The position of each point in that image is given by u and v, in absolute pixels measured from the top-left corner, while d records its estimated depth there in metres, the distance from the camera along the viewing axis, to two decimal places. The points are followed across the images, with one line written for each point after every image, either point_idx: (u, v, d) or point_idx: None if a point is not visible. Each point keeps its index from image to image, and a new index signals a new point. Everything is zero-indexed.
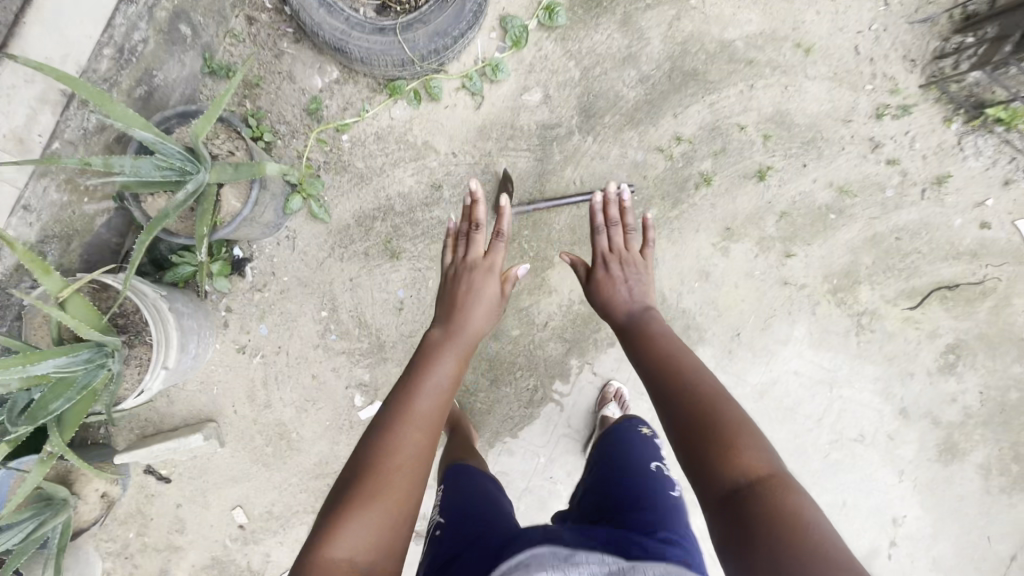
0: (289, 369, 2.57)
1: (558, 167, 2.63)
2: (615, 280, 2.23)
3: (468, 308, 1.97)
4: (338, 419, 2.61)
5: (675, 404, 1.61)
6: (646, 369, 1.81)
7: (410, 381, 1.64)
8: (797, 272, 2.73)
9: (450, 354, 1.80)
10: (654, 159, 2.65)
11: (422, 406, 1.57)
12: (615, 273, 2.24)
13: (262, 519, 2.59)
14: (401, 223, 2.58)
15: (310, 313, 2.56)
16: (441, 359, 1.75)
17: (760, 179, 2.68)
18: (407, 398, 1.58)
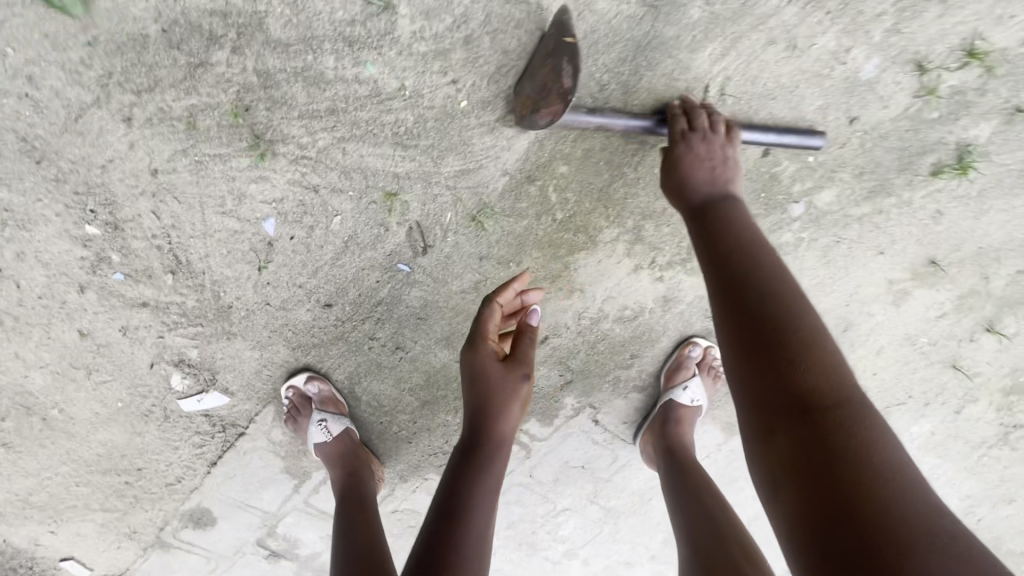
0: (30, 314, 1.29)
1: (689, 41, 1.10)
2: (699, 155, 1.06)
3: (494, 395, 1.11)
4: (139, 403, 1.47)
5: (753, 331, 0.86)
6: (716, 242, 0.97)
7: None
8: (980, 357, 1.58)
9: (489, 462, 1.09)
10: (893, 86, 1.16)
11: None
12: (697, 168, 1.05)
13: (14, 505, 1.61)
14: (283, 70, 1.06)
15: (62, 222, 1.17)
16: (474, 477, 1.06)
17: None
18: None
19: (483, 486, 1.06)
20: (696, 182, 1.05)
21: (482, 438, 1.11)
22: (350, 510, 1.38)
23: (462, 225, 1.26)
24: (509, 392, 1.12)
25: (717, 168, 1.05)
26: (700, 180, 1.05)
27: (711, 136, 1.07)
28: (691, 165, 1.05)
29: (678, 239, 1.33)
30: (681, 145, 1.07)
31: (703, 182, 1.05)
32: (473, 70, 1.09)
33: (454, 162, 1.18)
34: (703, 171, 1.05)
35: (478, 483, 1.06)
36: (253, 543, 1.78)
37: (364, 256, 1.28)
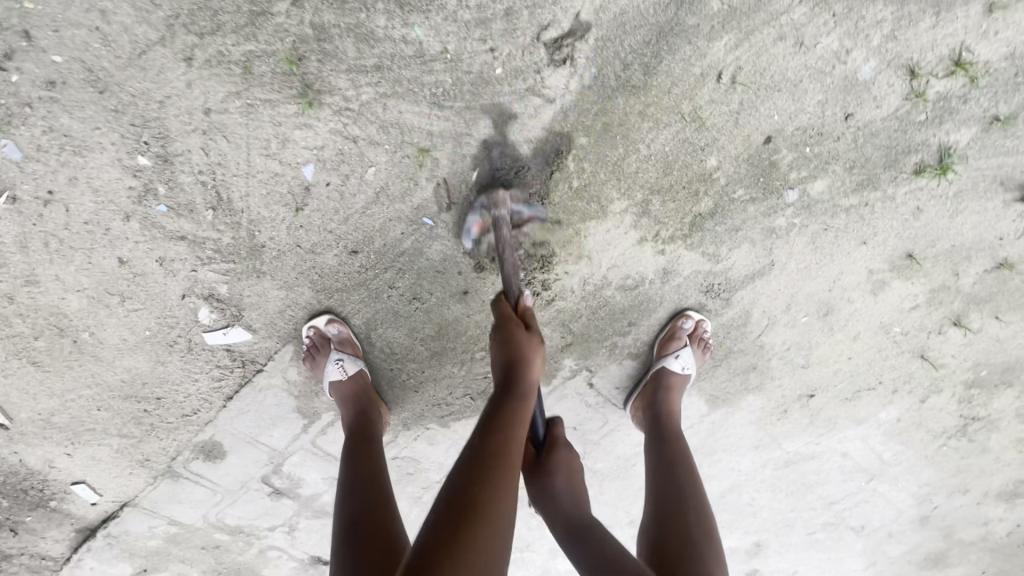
0: (75, 239, 1.38)
1: (707, 30, 1.20)
2: (558, 488, 1.30)
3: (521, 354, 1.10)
4: (166, 334, 1.56)
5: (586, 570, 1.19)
6: (576, 534, 1.26)
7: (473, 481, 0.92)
8: (946, 349, 1.72)
9: (504, 467, 0.96)
10: (886, 88, 1.28)
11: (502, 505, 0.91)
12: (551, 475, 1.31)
13: (35, 425, 1.70)
14: (336, 25, 1.15)
15: (116, 151, 1.26)
16: (478, 488, 0.92)
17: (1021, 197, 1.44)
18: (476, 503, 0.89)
19: (491, 492, 0.91)
20: (559, 486, 1.31)
21: (492, 434, 1.00)
22: (356, 448, 1.47)
23: (485, 186, 1.36)
24: (527, 360, 1.10)
25: (570, 465, 1.33)
26: (562, 487, 1.31)
27: (559, 446, 1.35)
28: (555, 474, 1.31)
29: (682, 216, 1.44)
30: (544, 456, 1.34)
31: (563, 489, 1.31)
32: (510, 40, 1.18)
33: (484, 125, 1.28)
34: (562, 480, 1.31)
35: (485, 474, 0.94)
36: (258, 480, 1.89)
37: (393, 208, 1.38)
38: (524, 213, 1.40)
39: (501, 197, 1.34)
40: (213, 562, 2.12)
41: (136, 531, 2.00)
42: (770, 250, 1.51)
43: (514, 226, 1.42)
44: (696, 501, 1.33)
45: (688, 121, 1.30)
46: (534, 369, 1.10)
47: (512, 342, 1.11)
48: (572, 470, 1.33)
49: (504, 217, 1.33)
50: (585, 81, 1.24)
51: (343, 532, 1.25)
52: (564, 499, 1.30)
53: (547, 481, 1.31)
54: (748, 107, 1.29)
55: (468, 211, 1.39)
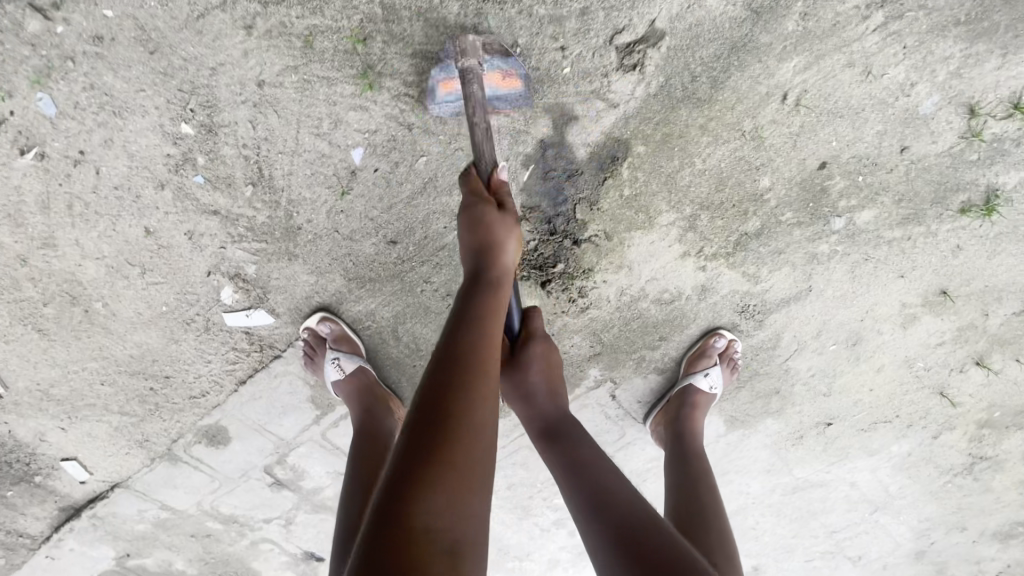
0: (101, 204, 1.31)
1: (779, 50, 1.19)
2: (531, 381, 1.24)
3: (495, 233, 1.01)
4: (184, 310, 1.50)
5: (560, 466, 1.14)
6: (544, 434, 1.22)
7: (457, 374, 0.85)
8: (965, 388, 1.74)
9: (482, 355, 0.89)
10: (945, 124, 1.29)
11: (489, 414, 0.85)
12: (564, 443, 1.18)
13: (30, 396, 1.61)
14: (407, 6, 1.11)
15: (158, 116, 1.20)
16: (457, 377, 0.84)
17: None
18: (461, 400, 0.82)
19: (473, 385, 0.84)
20: (566, 457, 1.16)
21: (470, 328, 0.92)
22: (365, 449, 1.43)
23: (536, 185, 1.33)
24: (501, 244, 1.02)
25: (576, 437, 1.19)
26: (568, 455, 1.16)
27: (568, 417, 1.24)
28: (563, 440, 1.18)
29: (728, 234, 1.43)
30: (552, 427, 1.21)
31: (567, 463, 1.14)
32: (582, 40, 1.16)
33: (543, 125, 1.26)
34: (569, 453, 1.16)
35: (470, 368, 0.86)
36: (260, 469, 1.82)
37: (439, 200, 1.34)
38: (501, 70, 1.17)
39: (497, 157, 1.26)
40: (202, 551, 2.04)
41: (124, 514, 1.91)
42: (808, 276, 1.51)
43: (490, 95, 1.19)
44: (716, 518, 1.31)
45: (748, 139, 1.29)
46: (510, 253, 1.03)
47: (485, 224, 1.00)
48: (580, 444, 1.20)
49: (502, 176, 1.25)
50: (652, 89, 1.22)
51: (342, 544, 1.22)
52: (541, 396, 1.25)
53: (523, 377, 1.24)
54: (808, 131, 1.29)
55: (435, 65, 1.18)
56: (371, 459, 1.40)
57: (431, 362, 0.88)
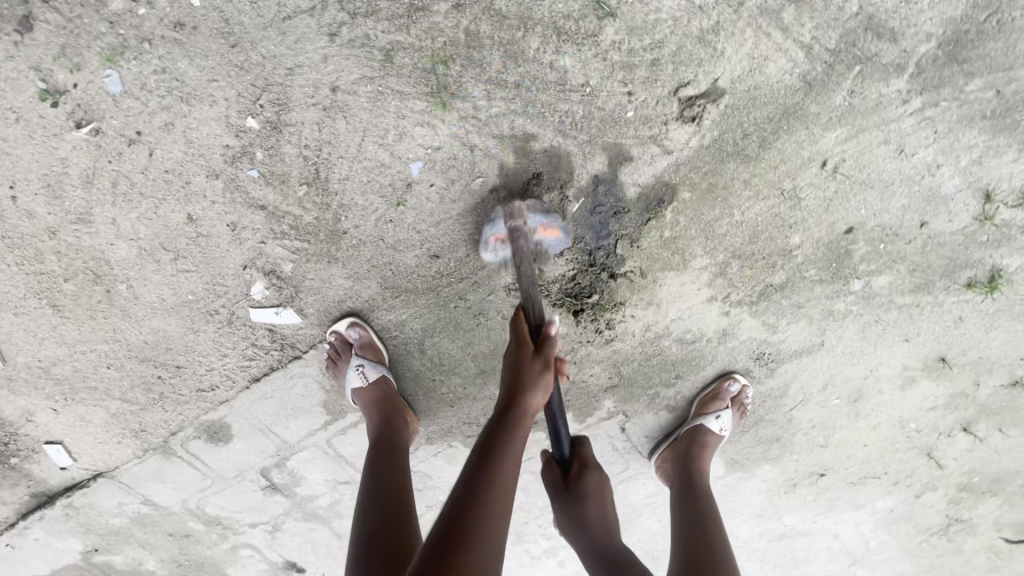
0: (147, 185, 1.29)
1: (825, 121, 1.28)
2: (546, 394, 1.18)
3: (523, 385, 1.11)
4: (210, 301, 1.47)
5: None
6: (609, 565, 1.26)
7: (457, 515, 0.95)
8: (950, 452, 1.83)
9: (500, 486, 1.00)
10: (962, 206, 1.39)
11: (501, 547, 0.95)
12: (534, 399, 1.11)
13: (28, 372, 1.54)
14: (490, 35, 1.16)
15: (226, 107, 1.20)
16: (471, 511, 0.96)
17: None
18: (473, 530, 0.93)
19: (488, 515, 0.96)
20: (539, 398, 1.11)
21: (501, 455, 1.04)
22: (382, 458, 1.41)
23: (583, 217, 1.38)
24: (535, 387, 1.11)
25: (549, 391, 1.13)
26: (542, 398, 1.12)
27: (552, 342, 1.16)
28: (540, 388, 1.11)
29: (755, 284, 1.50)
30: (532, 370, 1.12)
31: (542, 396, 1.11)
32: (649, 88, 1.22)
33: (600, 161, 1.31)
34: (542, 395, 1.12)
35: (483, 501, 0.97)
36: (257, 471, 1.77)
37: (487, 221, 1.37)
38: (545, 223, 1.37)
39: (517, 207, 1.33)
40: (177, 551, 1.95)
41: (103, 505, 1.82)
42: (823, 331, 1.58)
43: (539, 243, 1.39)
44: (725, 553, 1.32)
45: (786, 198, 1.37)
46: (541, 398, 1.11)
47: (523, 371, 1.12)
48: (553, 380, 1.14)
49: (521, 227, 1.33)
50: (706, 141, 1.29)
51: (358, 550, 1.20)
52: (597, 522, 1.29)
53: (579, 510, 1.28)
54: (840, 197, 1.38)
55: (485, 223, 1.37)
56: (386, 468, 1.37)
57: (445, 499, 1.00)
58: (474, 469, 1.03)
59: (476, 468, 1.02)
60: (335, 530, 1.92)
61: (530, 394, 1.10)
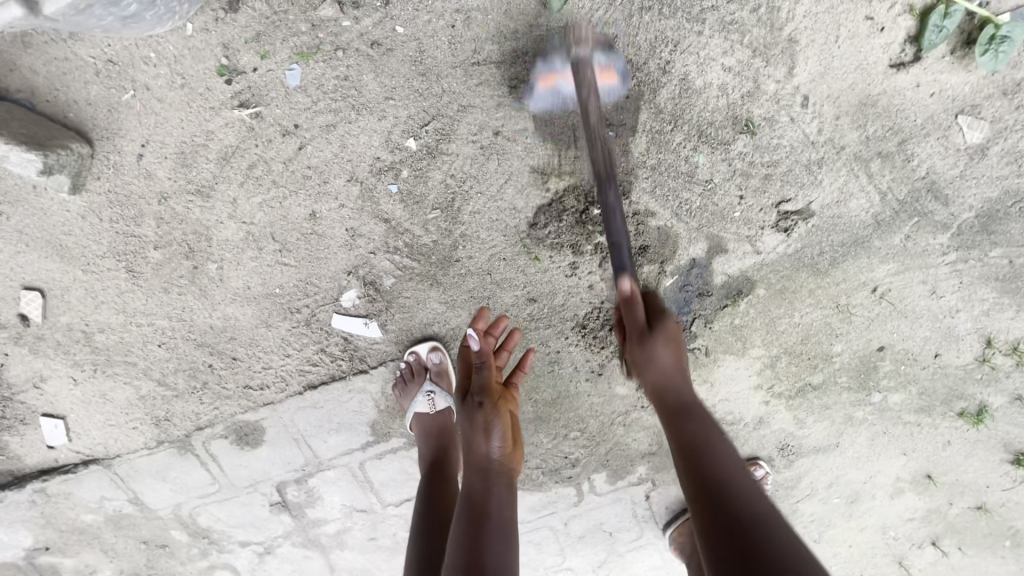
0: (283, 176, 1.31)
1: (885, 254, 1.52)
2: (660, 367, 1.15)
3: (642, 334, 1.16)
4: (296, 299, 1.44)
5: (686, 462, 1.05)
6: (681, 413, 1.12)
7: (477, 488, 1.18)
8: (918, 562, 2.02)
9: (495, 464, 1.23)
10: (968, 346, 1.66)
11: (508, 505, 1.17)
12: (642, 373, 1.17)
13: (66, 334, 1.42)
14: (642, 123, 1.33)
15: (392, 124, 1.28)
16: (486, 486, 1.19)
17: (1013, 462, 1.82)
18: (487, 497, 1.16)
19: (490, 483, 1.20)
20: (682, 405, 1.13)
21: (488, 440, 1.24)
22: (436, 494, 1.37)
23: (672, 292, 1.52)
24: (661, 317, 1.17)
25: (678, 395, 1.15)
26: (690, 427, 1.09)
27: (666, 314, 1.17)
28: (657, 341, 1.15)
29: (795, 381, 1.68)
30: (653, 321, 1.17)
31: (669, 362, 1.15)
32: (757, 196, 1.42)
33: (699, 247, 1.47)
34: (666, 355, 1.15)
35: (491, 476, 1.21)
36: (272, 484, 1.66)
37: (590, 278, 1.47)
38: (604, 63, 1.25)
39: (581, 35, 1.24)
40: (142, 564, 1.74)
41: (80, 497, 1.62)
42: (840, 433, 1.77)
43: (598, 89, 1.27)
44: None
45: (838, 310, 1.59)
46: (666, 354, 1.14)
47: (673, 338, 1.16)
48: (671, 335, 1.16)
49: (585, 55, 1.22)
50: (789, 249, 1.49)
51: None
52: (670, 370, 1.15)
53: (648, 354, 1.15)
54: (880, 319, 1.61)
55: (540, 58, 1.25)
56: (443, 496, 1.37)
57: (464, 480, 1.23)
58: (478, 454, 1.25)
59: (475, 462, 1.24)
60: (330, 563, 1.79)
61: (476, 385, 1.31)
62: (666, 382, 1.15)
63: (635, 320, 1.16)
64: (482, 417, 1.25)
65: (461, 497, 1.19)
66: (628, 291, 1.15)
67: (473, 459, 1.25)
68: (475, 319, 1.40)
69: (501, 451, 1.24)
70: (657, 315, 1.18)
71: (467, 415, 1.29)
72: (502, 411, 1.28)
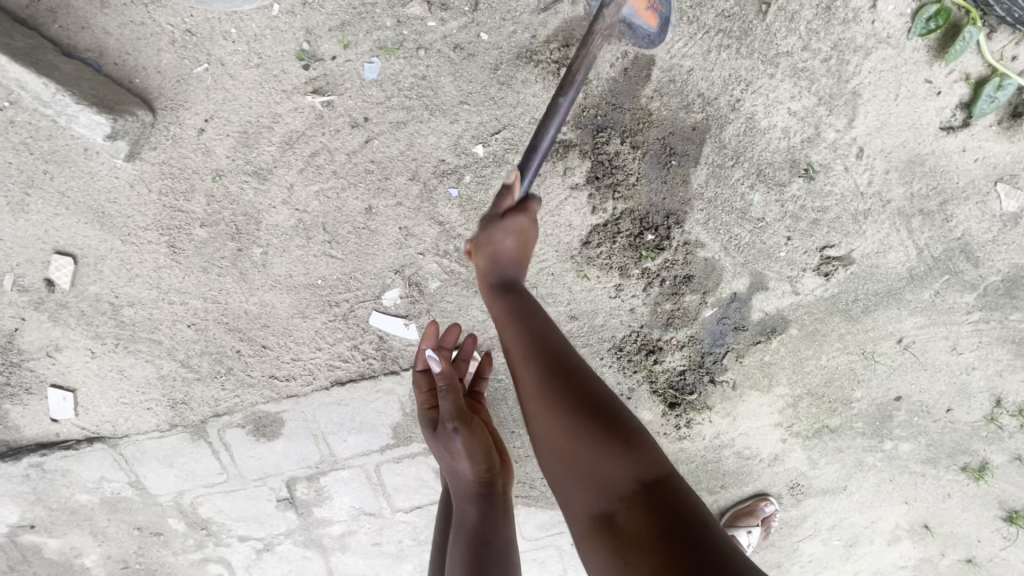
0: (344, 167, 1.29)
1: (914, 306, 1.57)
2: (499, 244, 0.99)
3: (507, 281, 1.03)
4: (336, 293, 1.41)
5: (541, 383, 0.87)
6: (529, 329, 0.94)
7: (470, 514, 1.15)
8: None
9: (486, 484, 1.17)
10: (979, 404, 1.70)
11: (505, 526, 1.14)
12: (477, 253, 1.02)
13: (92, 303, 1.37)
14: (704, 155, 1.36)
15: (463, 129, 1.28)
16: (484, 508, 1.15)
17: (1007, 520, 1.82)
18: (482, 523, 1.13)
19: (489, 505, 1.16)
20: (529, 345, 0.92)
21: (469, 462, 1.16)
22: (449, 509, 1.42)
23: (709, 322, 1.53)
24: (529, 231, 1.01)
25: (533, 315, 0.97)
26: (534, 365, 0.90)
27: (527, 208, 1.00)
28: (502, 227, 0.98)
29: (813, 421, 1.71)
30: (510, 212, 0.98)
31: (508, 250, 1.00)
32: (804, 239, 1.46)
33: (741, 282, 1.50)
34: (507, 242, 1.00)
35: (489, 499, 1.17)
36: (283, 479, 1.60)
37: (633, 301, 1.48)
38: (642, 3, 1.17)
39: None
40: (131, 551, 1.65)
41: (78, 475, 1.54)
42: (849, 476, 1.80)
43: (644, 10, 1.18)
44: None
45: (863, 357, 1.63)
46: (509, 246, 0.99)
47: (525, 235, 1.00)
48: (521, 229, 0.99)
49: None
50: (827, 293, 1.53)
51: None
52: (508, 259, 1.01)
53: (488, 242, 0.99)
54: (901, 369, 1.65)
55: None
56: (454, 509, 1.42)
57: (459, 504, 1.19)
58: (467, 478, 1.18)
59: (465, 488, 1.18)
60: (328, 566, 1.73)
61: (444, 411, 1.16)
62: (493, 266, 1.02)
63: (491, 209, 0.99)
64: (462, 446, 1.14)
65: (456, 527, 1.16)
66: (511, 188, 0.96)
67: (463, 486, 1.20)
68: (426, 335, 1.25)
69: (489, 470, 1.18)
70: (517, 211, 1.00)
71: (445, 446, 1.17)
72: (478, 429, 1.18)
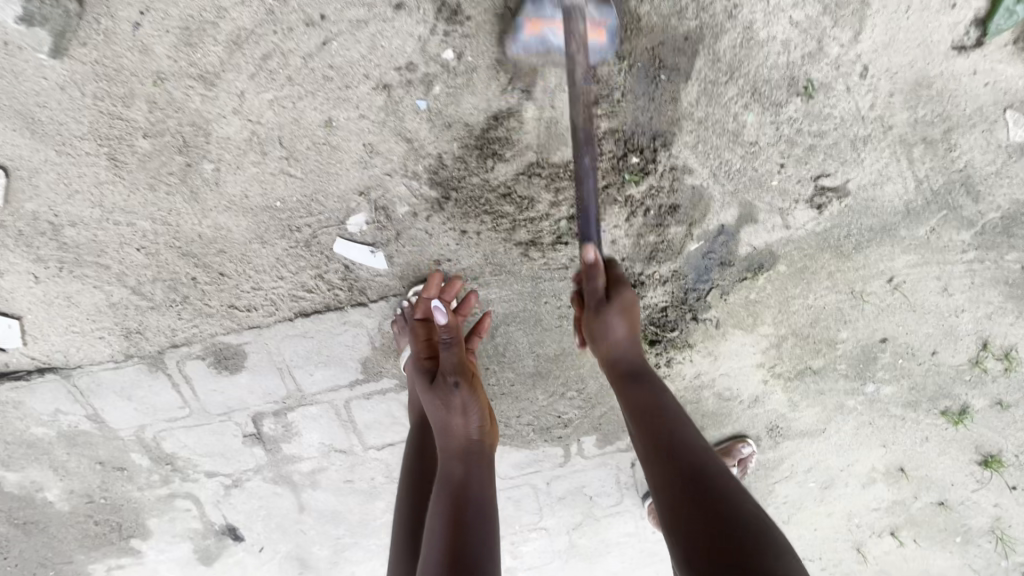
0: (300, 73, 1.18)
1: (908, 243, 1.50)
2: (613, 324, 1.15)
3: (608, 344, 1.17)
4: (296, 216, 1.31)
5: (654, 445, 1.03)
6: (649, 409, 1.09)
7: (458, 476, 1.11)
8: (877, 552, 2.02)
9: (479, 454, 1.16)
10: (965, 346, 1.66)
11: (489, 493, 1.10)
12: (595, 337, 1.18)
13: (29, 221, 1.26)
14: (694, 69, 1.26)
15: (431, 31, 1.16)
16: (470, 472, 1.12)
17: (982, 464, 1.81)
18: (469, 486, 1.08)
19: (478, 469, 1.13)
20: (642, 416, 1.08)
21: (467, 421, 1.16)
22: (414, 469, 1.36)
23: (694, 256, 1.46)
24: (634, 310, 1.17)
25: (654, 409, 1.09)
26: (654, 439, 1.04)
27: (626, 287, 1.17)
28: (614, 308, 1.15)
29: (796, 363, 1.67)
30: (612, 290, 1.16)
31: (619, 331, 1.15)
32: (797, 167, 1.37)
33: (729, 214, 1.41)
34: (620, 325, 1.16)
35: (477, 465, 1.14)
36: (248, 414, 1.55)
37: (614, 231, 1.40)
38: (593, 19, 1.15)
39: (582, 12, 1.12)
40: (94, 486, 1.61)
41: (33, 408, 1.48)
42: (829, 419, 1.78)
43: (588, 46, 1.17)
44: None
45: (851, 297, 1.57)
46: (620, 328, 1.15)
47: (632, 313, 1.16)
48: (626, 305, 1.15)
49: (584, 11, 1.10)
50: (818, 227, 1.45)
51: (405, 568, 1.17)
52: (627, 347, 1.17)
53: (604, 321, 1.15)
54: (889, 309, 1.60)
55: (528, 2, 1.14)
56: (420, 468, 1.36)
57: (446, 465, 1.14)
58: (459, 440, 1.16)
59: (454, 444, 1.16)
60: (299, 503, 1.70)
61: (447, 364, 1.19)
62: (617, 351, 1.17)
63: (593, 288, 1.15)
64: (460, 401, 1.15)
65: (440, 480, 1.12)
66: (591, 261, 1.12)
67: (450, 443, 1.17)
68: (428, 284, 1.36)
69: (480, 431, 1.18)
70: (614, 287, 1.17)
71: (440, 402, 1.17)
72: (477, 391, 1.20)
